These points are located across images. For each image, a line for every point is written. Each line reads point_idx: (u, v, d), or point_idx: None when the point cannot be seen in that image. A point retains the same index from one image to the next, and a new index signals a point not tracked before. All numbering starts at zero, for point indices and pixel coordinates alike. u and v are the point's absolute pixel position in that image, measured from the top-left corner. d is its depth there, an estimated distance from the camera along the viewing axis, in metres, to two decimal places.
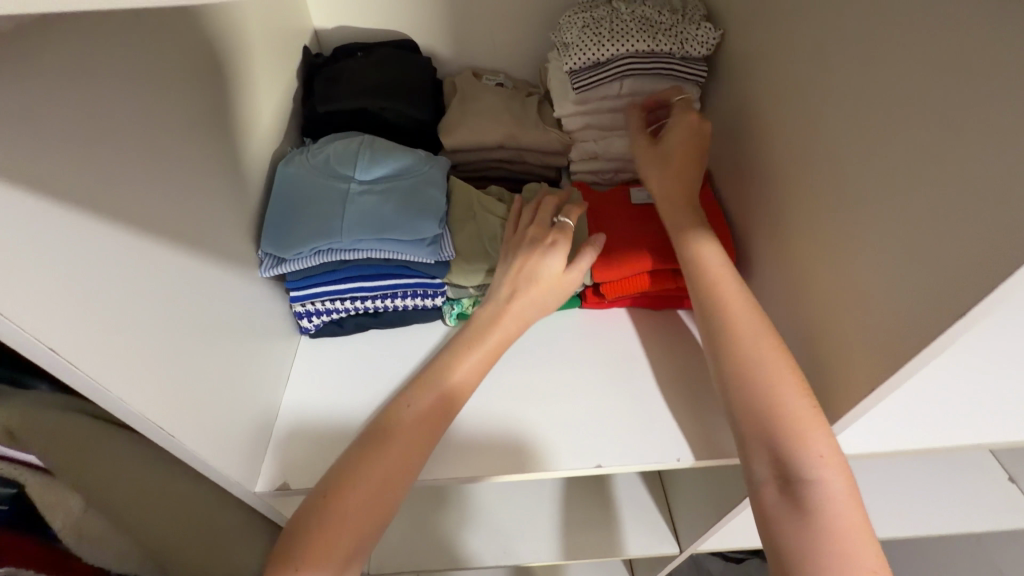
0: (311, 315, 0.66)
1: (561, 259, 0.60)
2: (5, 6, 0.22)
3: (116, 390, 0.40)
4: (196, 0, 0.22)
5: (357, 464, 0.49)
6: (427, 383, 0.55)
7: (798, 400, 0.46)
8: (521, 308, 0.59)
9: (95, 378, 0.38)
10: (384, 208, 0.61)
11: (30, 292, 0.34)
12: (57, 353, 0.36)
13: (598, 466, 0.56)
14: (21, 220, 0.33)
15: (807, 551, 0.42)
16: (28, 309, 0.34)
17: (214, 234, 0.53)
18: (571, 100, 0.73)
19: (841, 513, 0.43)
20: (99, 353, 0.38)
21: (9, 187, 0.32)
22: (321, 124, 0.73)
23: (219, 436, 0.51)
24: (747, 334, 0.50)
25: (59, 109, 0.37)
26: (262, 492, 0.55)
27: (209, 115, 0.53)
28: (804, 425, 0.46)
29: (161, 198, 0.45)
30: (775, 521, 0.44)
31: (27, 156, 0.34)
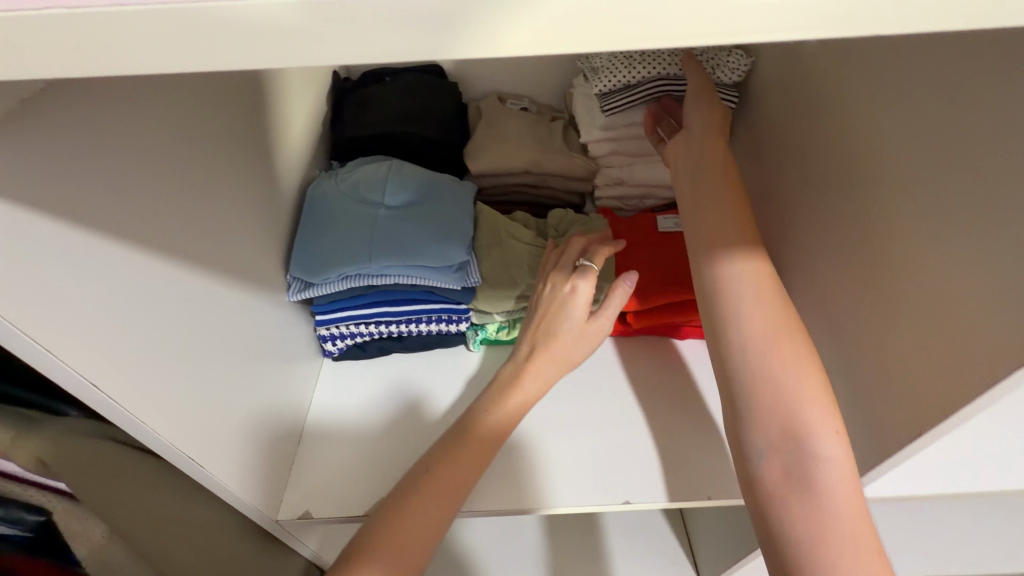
0: (335, 338, 0.65)
1: (584, 304, 0.58)
2: (61, 66, 0.22)
3: (147, 420, 0.40)
4: (253, 64, 0.22)
5: (390, 514, 0.49)
6: (447, 444, 0.53)
7: (804, 382, 0.46)
8: (543, 364, 0.57)
9: (128, 407, 0.38)
10: (412, 234, 0.61)
11: (68, 323, 0.34)
12: (92, 383, 0.36)
13: (626, 502, 0.56)
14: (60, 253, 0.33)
15: (796, 531, 0.43)
16: (66, 340, 0.34)
17: (246, 259, 0.54)
18: (598, 126, 0.73)
19: (842, 501, 0.43)
20: (133, 383, 0.38)
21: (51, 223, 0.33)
22: (350, 148, 0.74)
23: (244, 462, 0.51)
24: (752, 313, 0.49)
25: (103, 141, 0.37)
26: (284, 520, 0.54)
27: (244, 142, 0.54)
28: (814, 410, 0.45)
29: (196, 226, 0.46)
30: (773, 503, 0.45)
31: (72, 190, 0.34)
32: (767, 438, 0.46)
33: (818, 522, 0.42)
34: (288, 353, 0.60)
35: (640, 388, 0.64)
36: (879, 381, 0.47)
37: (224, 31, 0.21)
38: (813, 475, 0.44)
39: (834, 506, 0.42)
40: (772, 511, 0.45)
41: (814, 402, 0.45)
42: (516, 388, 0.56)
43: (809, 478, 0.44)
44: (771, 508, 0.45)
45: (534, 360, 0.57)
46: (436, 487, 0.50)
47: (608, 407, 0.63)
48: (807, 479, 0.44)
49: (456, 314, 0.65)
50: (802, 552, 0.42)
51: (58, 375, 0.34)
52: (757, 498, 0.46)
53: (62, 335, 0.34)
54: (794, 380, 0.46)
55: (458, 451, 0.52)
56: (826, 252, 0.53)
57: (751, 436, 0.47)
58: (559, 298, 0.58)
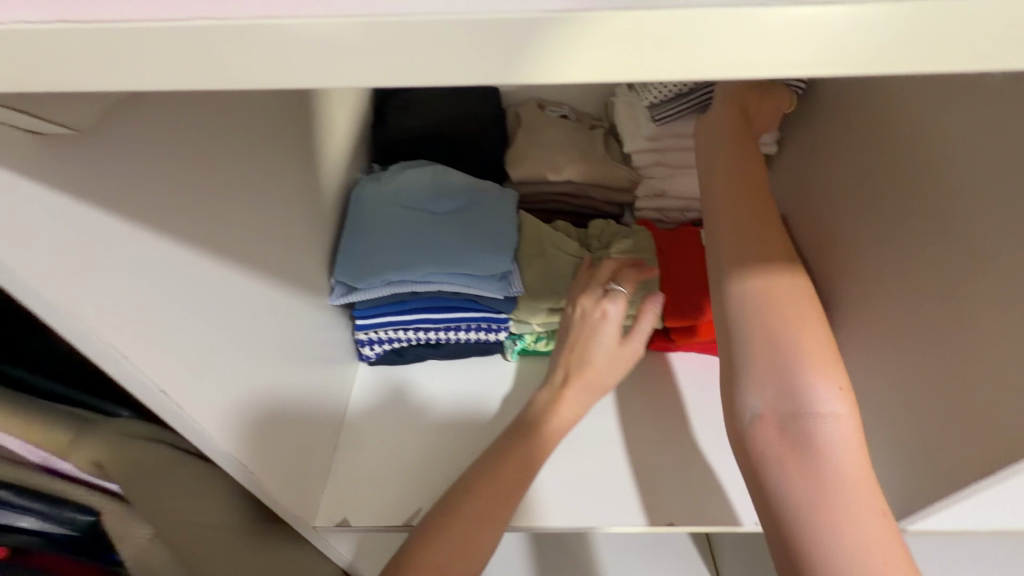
0: (372, 343, 0.64)
1: (615, 330, 0.55)
2: (171, 75, 0.21)
3: (207, 427, 0.39)
4: (362, 77, 0.21)
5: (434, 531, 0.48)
6: (486, 471, 0.51)
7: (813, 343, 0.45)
8: (575, 392, 0.55)
9: (190, 415, 0.37)
10: (457, 241, 0.60)
11: (144, 328, 0.33)
12: (161, 390, 0.35)
13: (670, 524, 0.54)
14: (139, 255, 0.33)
15: (794, 491, 0.43)
16: (140, 345, 0.33)
17: (294, 260, 0.53)
18: (643, 137, 0.72)
19: (840, 462, 0.43)
20: (195, 388, 0.38)
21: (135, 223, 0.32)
22: (392, 152, 0.73)
23: (286, 469, 0.50)
24: (766, 272, 0.47)
25: (182, 141, 0.37)
26: (323, 528, 0.54)
27: (297, 142, 0.54)
28: (815, 366, 0.45)
29: (255, 228, 0.45)
30: (770, 462, 0.45)
31: (154, 191, 0.34)
32: (765, 397, 0.46)
33: (821, 480, 0.42)
34: (329, 358, 0.60)
35: (681, 406, 0.63)
36: (937, 415, 0.45)
37: (353, 47, 0.21)
38: (813, 434, 0.43)
39: (836, 463, 0.42)
40: (771, 472, 0.45)
41: (816, 357, 0.45)
42: (553, 416, 0.54)
43: (809, 436, 0.44)
44: (769, 467, 0.45)
45: (567, 387, 0.55)
46: (475, 519, 0.49)
47: (649, 424, 0.61)
48: (807, 438, 0.44)
49: (496, 322, 0.63)
50: (805, 512, 0.42)
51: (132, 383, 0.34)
52: (754, 461, 0.46)
53: (141, 346, 0.33)
54: (793, 338, 0.45)
55: (497, 479, 0.50)
56: (876, 275, 0.52)
57: (746, 395, 0.46)
58: (589, 324, 0.56)
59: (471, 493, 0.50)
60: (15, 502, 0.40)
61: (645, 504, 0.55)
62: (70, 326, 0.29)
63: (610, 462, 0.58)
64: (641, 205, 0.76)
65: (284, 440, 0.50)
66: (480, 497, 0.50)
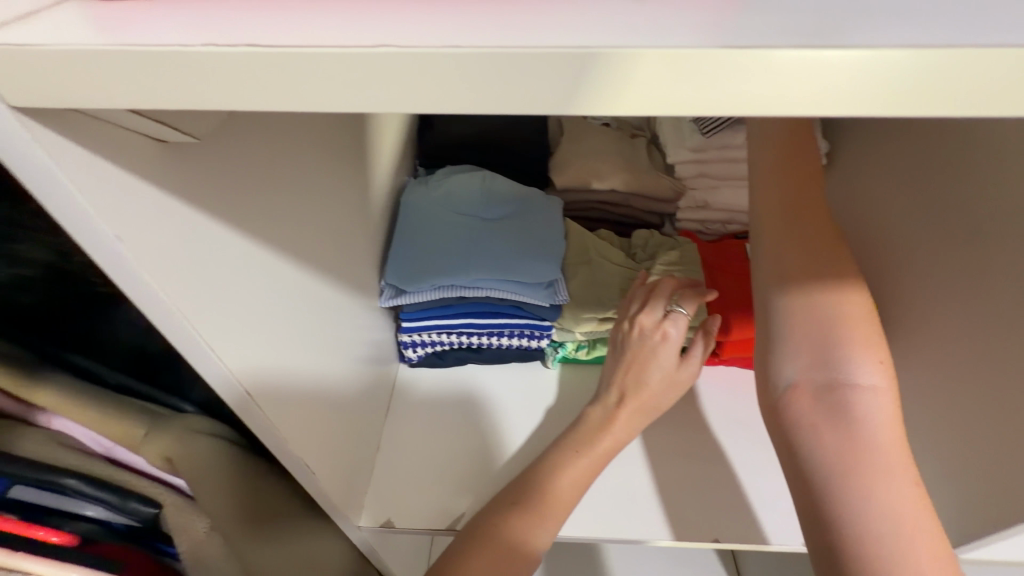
0: (414, 346, 0.65)
1: (674, 354, 0.56)
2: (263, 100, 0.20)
3: (280, 430, 0.39)
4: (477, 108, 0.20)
5: (484, 533, 0.49)
6: (529, 488, 0.51)
7: (850, 315, 0.45)
8: (631, 415, 0.55)
9: (268, 418, 0.38)
10: (506, 250, 0.61)
11: (237, 333, 0.33)
12: (246, 393, 0.35)
13: (715, 541, 0.54)
14: (233, 260, 0.33)
15: (828, 453, 0.41)
16: (234, 349, 0.33)
17: (350, 263, 0.54)
18: (688, 147, 0.71)
19: (882, 431, 0.41)
20: (273, 391, 0.38)
21: (230, 231, 0.32)
22: (439, 156, 0.74)
23: (340, 471, 0.51)
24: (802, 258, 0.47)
25: (272, 148, 0.37)
26: (367, 528, 0.55)
27: (360, 146, 0.54)
28: (853, 339, 0.44)
29: (323, 232, 0.46)
30: (804, 426, 0.43)
31: (246, 202, 0.34)
32: (799, 366, 0.45)
33: (857, 447, 0.40)
34: (376, 359, 0.61)
35: (723, 420, 0.62)
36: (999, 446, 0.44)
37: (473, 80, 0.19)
38: (851, 403, 0.42)
39: (873, 432, 0.41)
40: (803, 439, 0.43)
41: (857, 334, 0.45)
42: (606, 435, 0.54)
43: (845, 405, 0.42)
44: (802, 435, 0.43)
45: (623, 409, 0.55)
46: (515, 539, 0.49)
47: (690, 437, 0.61)
48: (844, 407, 0.42)
49: (539, 329, 0.63)
50: (839, 476, 0.40)
51: (222, 386, 0.34)
52: (787, 430, 0.44)
53: (238, 354, 0.34)
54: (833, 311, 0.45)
55: (542, 493, 0.51)
56: (932, 297, 0.51)
57: (782, 365, 0.46)
58: (649, 346, 0.56)
59: (520, 497, 0.51)
60: (85, 493, 0.40)
61: (689, 520, 0.55)
62: (185, 336, 0.30)
63: (652, 475, 0.58)
64: (682, 215, 0.75)
65: (339, 437, 0.51)
66: (530, 501, 0.51)
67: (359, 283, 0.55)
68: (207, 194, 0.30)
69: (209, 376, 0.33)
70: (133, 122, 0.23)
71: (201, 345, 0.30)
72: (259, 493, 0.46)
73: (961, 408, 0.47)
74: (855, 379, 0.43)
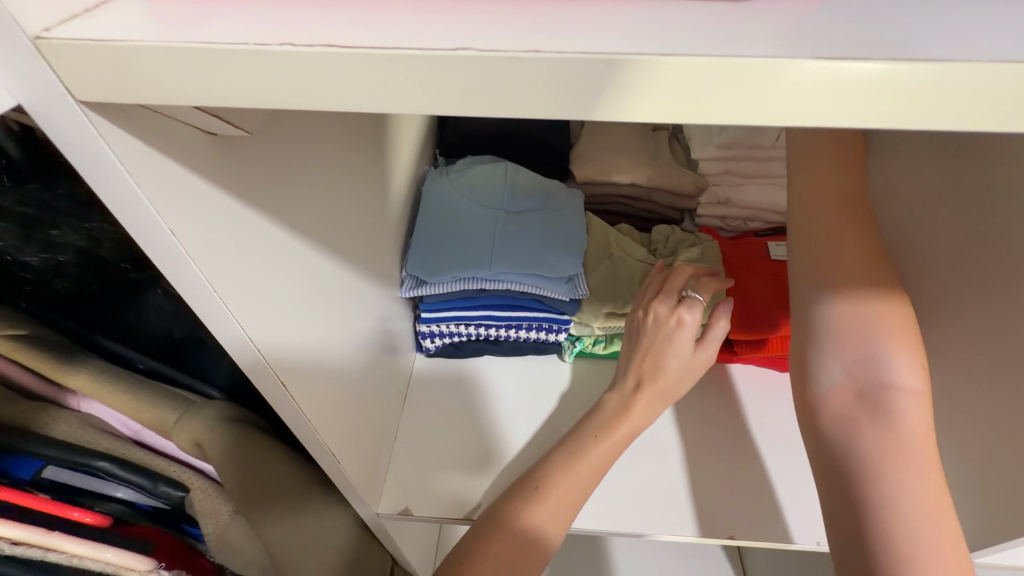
0: (432, 336, 0.65)
1: (691, 339, 0.55)
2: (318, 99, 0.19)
3: (309, 418, 0.40)
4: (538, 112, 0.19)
5: (502, 520, 0.49)
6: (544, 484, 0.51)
7: (892, 314, 0.44)
8: (651, 397, 0.55)
9: (298, 407, 0.38)
10: (528, 243, 0.61)
11: (273, 324, 0.34)
12: (280, 383, 0.36)
13: (731, 537, 0.54)
14: (273, 252, 0.33)
15: (870, 449, 0.41)
16: (270, 340, 0.34)
17: (374, 254, 0.54)
18: (715, 144, 0.70)
19: (922, 431, 0.41)
20: (305, 380, 0.39)
21: (270, 224, 0.33)
22: (460, 146, 0.74)
23: (361, 458, 0.51)
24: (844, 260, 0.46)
25: (308, 139, 0.36)
26: (385, 515, 0.55)
27: (386, 136, 0.54)
28: (895, 339, 0.44)
29: (351, 223, 0.46)
30: (846, 423, 0.43)
31: (286, 194, 0.34)
32: (840, 363, 0.45)
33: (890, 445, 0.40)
34: (394, 350, 0.61)
35: (739, 418, 0.62)
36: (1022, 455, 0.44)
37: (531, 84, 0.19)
38: (892, 404, 0.42)
39: (914, 432, 0.40)
40: (842, 435, 0.43)
41: (899, 334, 0.44)
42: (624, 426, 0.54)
43: (887, 405, 0.42)
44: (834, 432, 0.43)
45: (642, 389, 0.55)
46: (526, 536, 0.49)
47: (707, 434, 0.61)
48: (886, 406, 0.42)
49: (558, 323, 0.63)
50: (882, 471, 0.39)
51: (258, 375, 0.35)
52: (822, 424, 0.44)
53: (273, 345, 0.34)
54: (871, 307, 0.45)
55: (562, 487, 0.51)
56: (959, 303, 0.50)
57: (823, 360, 0.45)
58: (665, 331, 0.55)
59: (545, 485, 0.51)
60: (116, 475, 0.40)
61: (706, 516, 0.55)
62: (227, 328, 0.30)
63: (668, 470, 0.58)
64: (703, 210, 0.74)
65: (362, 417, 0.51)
66: (553, 490, 0.51)
67: (381, 274, 0.56)
68: (254, 188, 0.30)
69: (244, 365, 0.33)
70: (190, 114, 0.23)
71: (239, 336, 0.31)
72: (271, 475, 0.47)
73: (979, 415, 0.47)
74: (892, 379, 0.43)
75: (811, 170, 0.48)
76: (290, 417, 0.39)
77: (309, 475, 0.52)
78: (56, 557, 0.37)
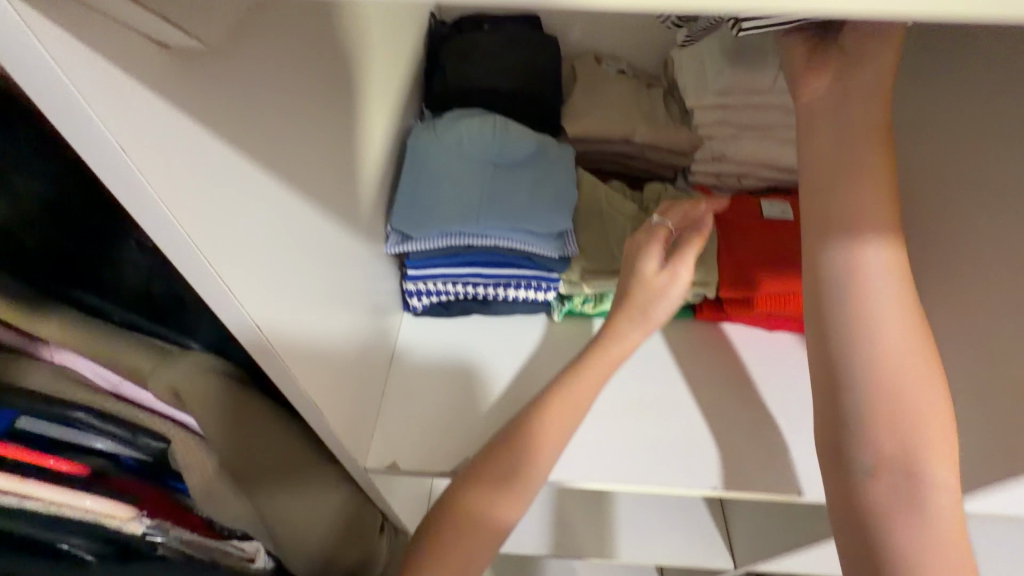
0: (419, 295, 0.64)
1: (654, 256, 0.54)
2: None
3: (291, 364, 0.39)
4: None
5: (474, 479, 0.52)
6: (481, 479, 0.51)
7: (931, 400, 0.42)
8: (612, 354, 0.54)
9: (279, 351, 0.38)
10: (516, 198, 0.60)
11: (248, 264, 0.33)
12: (257, 326, 0.35)
13: (716, 488, 0.54)
14: (247, 188, 0.33)
15: (899, 539, 0.42)
16: (244, 280, 0.33)
17: (355, 205, 0.52)
18: (713, 93, 0.68)
19: (948, 517, 0.42)
20: (284, 325, 0.38)
21: (241, 155, 0.32)
22: (448, 100, 0.71)
23: (347, 410, 0.51)
24: (876, 284, 0.43)
25: (275, 67, 0.35)
26: (373, 469, 0.55)
27: (366, 81, 0.51)
28: (933, 431, 0.42)
29: (329, 168, 0.44)
30: (875, 517, 0.43)
31: (254, 122, 0.32)
32: (876, 455, 0.43)
33: (921, 515, 0.42)
34: (381, 309, 0.60)
35: (726, 375, 0.62)
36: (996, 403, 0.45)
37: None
38: (924, 495, 0.42)
39: (943, 523, 0.41)
40: (876, 522, 0.43)
41: (934, 420, 0.42)
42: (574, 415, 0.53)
43: (920, 495, 0.42)
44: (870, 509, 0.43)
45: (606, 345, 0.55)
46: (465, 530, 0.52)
47: (695, 391, 0.61)
48: (918, 497, 0.42)
49: (547, 282, 0.63)
50: (907, 562, 0.41)
51: (232, 315, 0.34)
52: (856, 506, 0.44)
53: (248, 285, 0.33)
54: (905, 361, 0.43)
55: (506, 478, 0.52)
56: (949, 253, 0.49)
57: (859, 447, 0.44)
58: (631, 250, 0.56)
59: (525, 436, 0.51)
60: (93, 425, 0.40)
61: (693, 469, 0.55)
62: (197, 263, 0.30)
63: (656, 425, 0.58)
64: (697, 167, 0.72)
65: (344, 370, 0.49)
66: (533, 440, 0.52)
67: (362, 228, 0.54)
68: (217, 114, 0.29)
69: (219, 303, 0.33)
70: (135, 14, 0.22)
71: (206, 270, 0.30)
72: (256, 427, 0.47)
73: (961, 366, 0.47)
74: (928, 464, 0.42)
75: (842, 116, 0.43)
76: (266, 360, 0.38)
77: (295, 430, 0.51)
78: (32, 504, 0.36)
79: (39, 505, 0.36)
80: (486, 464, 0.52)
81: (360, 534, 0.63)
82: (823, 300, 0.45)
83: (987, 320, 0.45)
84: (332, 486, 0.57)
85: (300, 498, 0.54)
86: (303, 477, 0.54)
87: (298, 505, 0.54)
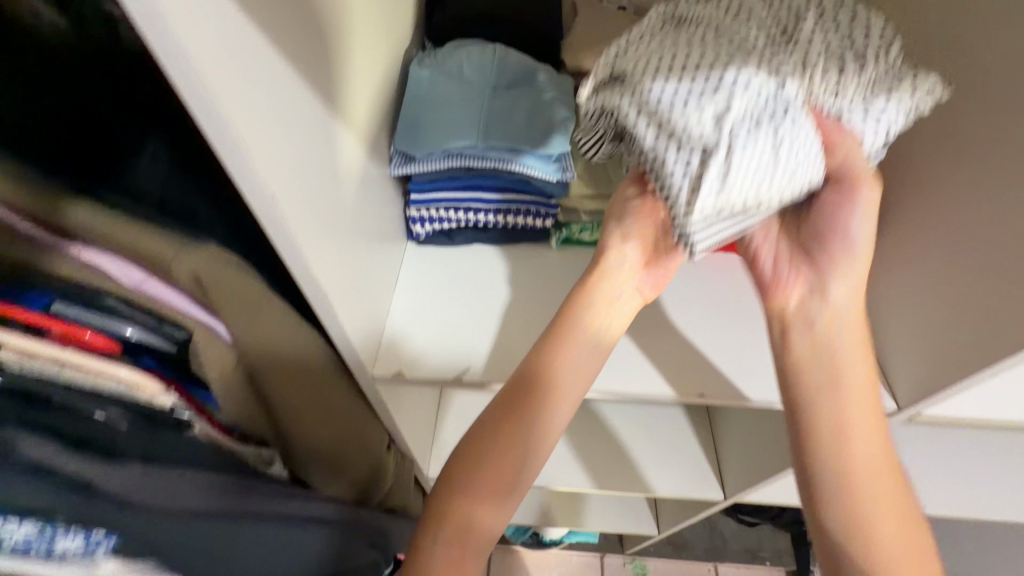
0: (423, 221, 0.67)
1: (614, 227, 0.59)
2: None
3: (301, 245, 0.43)
4: None
5: (478, 464, 0.54)
6: (464, 488, 0.53)
7: (871, 455, 0.51)
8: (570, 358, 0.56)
9: (290, 230, 0.41)
10: (516, 121, 0.61)
11: (260, 137, 0.36)
12: (271, 200, 0.38)
13: (700, 395, 0.59)
14: (256, 65, 0.35)
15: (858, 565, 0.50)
16: (258, 153, 0.36)
17: (356, 122, 0.54)
18: None
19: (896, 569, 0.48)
20: (295, 208, 0.41)
21: (249, 30, 0.34)
22: (451, 32, 0.72)
23: (352, 313, 0.55)
24: (837, 338, 0.53)
25: None
26: (379, 375, 0.59)
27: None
28: (882, 484, 0.51)
29: (324, 72, 0.46)
30: (843, 554, 0.50)
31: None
32: (837, 516, 0.51)
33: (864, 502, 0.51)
34: (383, 231, 0.63)
35: None
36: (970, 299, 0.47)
37: None
38: (871, 543, 0.50)
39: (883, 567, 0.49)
40: (842, 549, 0.51)
41: (880, 478, 0.51)
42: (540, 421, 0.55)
43: (861, 530, 0.50)
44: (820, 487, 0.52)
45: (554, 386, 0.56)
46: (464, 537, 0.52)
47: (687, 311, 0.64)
48: (861, 536, 0.50)
49: (545, 208, 0.65)
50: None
51: (248, 188, 0.37)
52: (827, 540, 0.52)
53: (261, 161, 0.36)
54: (864, 413, 0.52)
55: (492, 482, 0.54)
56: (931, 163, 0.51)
57: (826, 518, 0.52)
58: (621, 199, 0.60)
59: (554, 386, 0.55)
60: (124, 312, 0.43)
61: None
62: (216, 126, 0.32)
63: None
64: None
65: (345, 272, 0.52)
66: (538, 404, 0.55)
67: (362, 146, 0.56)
68: None
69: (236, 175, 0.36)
70: None
71: (232, 144, 0.34)
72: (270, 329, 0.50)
73: (936, 275, 0.51)
74: (871, 522, 0.50)
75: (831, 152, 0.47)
76: (277, 239, 0.41)
77: (310, 338, 0.54)
78: (75, 375, 0.39)
79: (81, 376, 0.39)
80: (461, 469, 0.54)
81: (364, 448, 0.68)
82: (794, 348, 0.55)
83: (955, 225, 0.49)
84: (340, 394, 0.61)
85: (310, 406, 0.58)
86: (316, 388, 0.57)
87: (311, 407, 0.58)
